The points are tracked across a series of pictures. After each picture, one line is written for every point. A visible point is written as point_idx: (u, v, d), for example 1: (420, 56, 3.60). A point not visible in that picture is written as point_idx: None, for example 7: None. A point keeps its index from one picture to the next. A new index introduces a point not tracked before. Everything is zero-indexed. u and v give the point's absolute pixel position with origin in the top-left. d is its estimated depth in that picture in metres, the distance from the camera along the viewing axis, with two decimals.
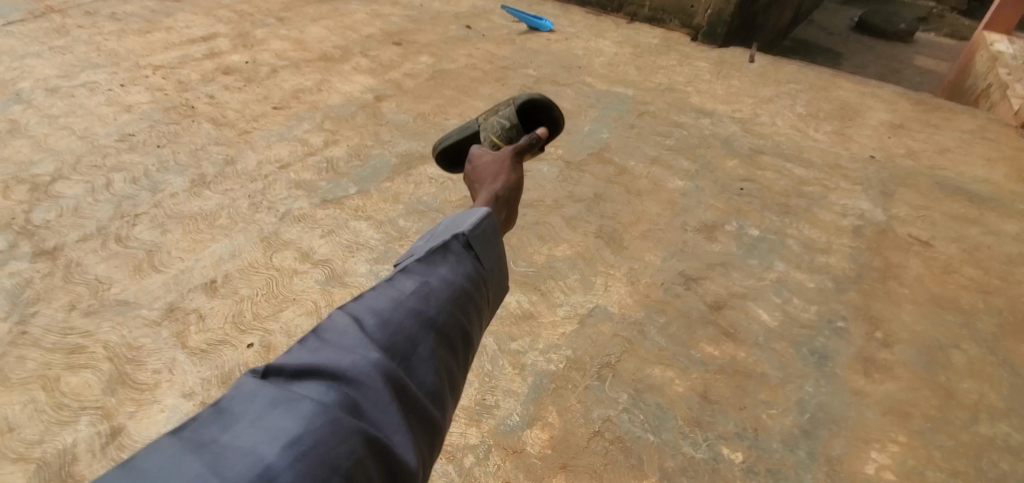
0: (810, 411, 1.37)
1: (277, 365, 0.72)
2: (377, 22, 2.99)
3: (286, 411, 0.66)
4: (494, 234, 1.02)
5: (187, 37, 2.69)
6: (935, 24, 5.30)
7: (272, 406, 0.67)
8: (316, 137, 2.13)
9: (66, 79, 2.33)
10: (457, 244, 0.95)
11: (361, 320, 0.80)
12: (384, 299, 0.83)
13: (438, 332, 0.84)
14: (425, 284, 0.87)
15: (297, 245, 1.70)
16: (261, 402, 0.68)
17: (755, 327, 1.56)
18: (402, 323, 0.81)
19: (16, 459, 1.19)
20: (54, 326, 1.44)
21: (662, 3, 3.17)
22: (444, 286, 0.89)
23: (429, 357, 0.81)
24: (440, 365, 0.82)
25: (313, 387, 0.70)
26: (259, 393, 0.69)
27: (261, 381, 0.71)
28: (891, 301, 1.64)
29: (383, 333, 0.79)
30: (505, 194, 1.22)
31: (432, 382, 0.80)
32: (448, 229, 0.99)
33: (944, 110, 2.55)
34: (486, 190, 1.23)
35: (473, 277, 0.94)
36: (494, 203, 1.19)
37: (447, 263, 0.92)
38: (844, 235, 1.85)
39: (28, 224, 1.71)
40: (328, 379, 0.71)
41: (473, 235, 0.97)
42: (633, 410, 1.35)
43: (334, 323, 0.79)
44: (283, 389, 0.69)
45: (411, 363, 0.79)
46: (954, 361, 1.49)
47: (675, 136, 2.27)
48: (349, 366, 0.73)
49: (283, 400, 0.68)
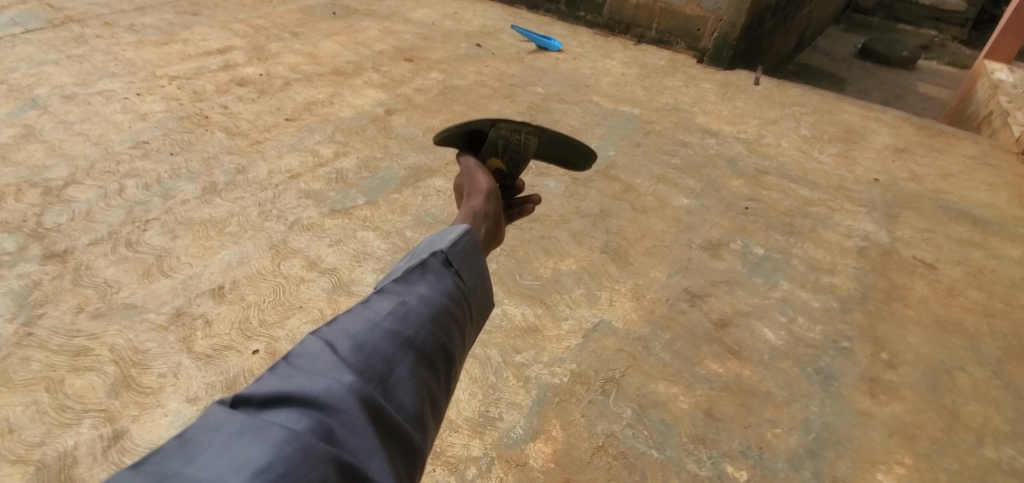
0: (815, 431, 1.36)
1: (245, 395, 0.72)
2: (389, 38, 3.05)
3: (254, 439, 0.65)
4: (474, 251, 1.03)
5: (203, 49, 2.75)
6: (936, 52, 5.38)
7: (240, 434, 0.65)
8: (327, 148, 2.16)
9: (82, 87, 2.37)
10: (435, 261, 0.96)
11: (335, 344, 0.79)
12: (359, 321, 0.83)
13: (417, 352, 0.84)
14: (402, 304, 0.87)
15: (305, 253, 1.72)
16: (228, 431, 0.66)
17: (760, 345, 1.56)
18: (378, 345, 0.81)
19: (15, 460, 1.18)
20: (61, 328, 1.45)
21: (669, 26, 3.24)
22: (422, 304, 0.89)
23: (408, 377, 0.81)
24: (420, 385, 0.82)
25: (285, 416, 0.69)
26: (226, 422, 0.67)
27: (229, 410, 0.70)
28: (896, 323, 1.64)
29: (358, 356, 0.79)
30: (484, 208, 1.22)
31: (412, 404, 0.80)
32: (428, 247, 1.00)
33: (947, 135, 2.57)
34: (466, 206, 1.22)
35: (454, 294, 0.94)
36: (474, 218, 1.18)
37: (425, 281, 0.93)
38: (849, 256, 1.86)
39: (39, 227, 1.73)
40: (299, 406, 0.70)
41: (452, 251, 0.98)
42: (637, 426, 1.35)
43: (307, 349, 0.79)
44: (253, 417, 0.68)
45: (389, 385, 0.79)
46: (960, 384, 1.48)
47: (680, 155, 2.29)
48: (322, 391, 0.72)
49: (252, 427, 0.66)
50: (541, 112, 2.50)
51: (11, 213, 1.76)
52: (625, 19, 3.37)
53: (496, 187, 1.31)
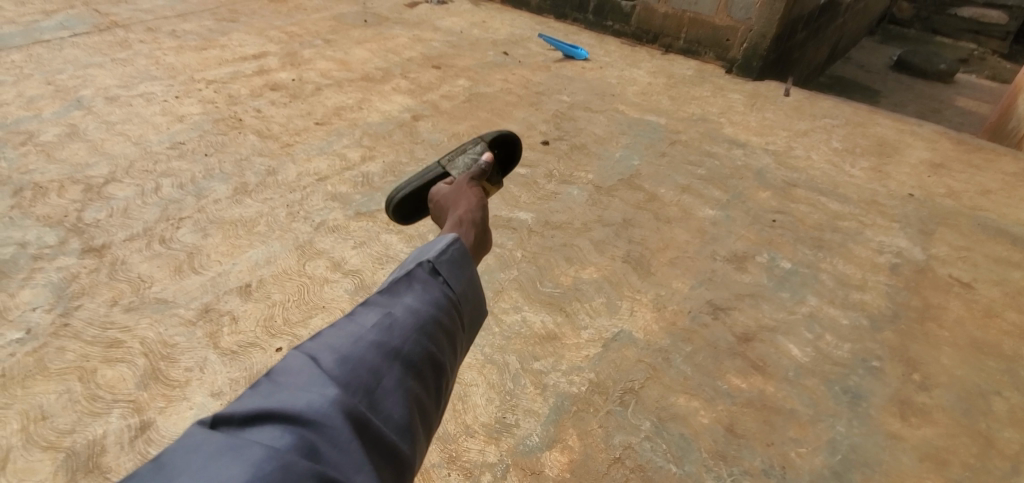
0: (841, 452, 1.32)
1: (226, 413, 0.70)
2: (418, 46, 3.11)
3: (233, 460, 0.63)
4: (463, 259, 1.03)
5: (239, 55, 2.84)
6: (976, 66, 5.21)
7: (219, 454, 0.64)
8: (354, 153, 2.20)
9: (125, 89, 2.47)
10: (421, 271, 0.95)
11: (318, 358, 0.79)
12: (343, 336, 0.83)
13: (404, 362, 0.83)
14: (388, 316, 0.87)
15: (330, 255, 1.75)
16: (206, 451, 0.64)
17: (786, 361, 1.52)
18: (363, 357, 0.80)
19: (46, 447, 1.23)
20: (95, 319, 1.51)
21: (697, 36, 3.21)
22: (409, 314, 0.88)
23: (395, 388, 0.80)
24: (408, 396, 0.81)
25: (266, 433, 0.68)
26: (206, 442, 0.66)
27: (210, 430, 0.68)
28: (930, 343, 1.58)
29: (342, 368, 0.78)
30: (472, 217, 1.26)
31: (400, 414, 0.78)
32: (415, 258, 1.00)
33: (986, 151, 2.48)
34: (453, 217, 1.26)
35: (443, 303, 0.94)
36: (460, 226, 1.22)
37: (412, 292, 0.92)
38: (880, 272, 1.81)
39: (79, 222, 1.80)
40: (281, 422, 0.69)
41: (439, 261, 0.98)
42: (655, 439, 1.32)
43: (290, 364, 0.78)
44: (233, 436, 0.67)
45: (375, 397, 0.78)
46: (996, 409, 1.42)
47: (706, 166, 2.26)
48: (305, 406, 0.71)
49: (231, 447, 0.65)
50: (566, 120, 2.51)
51: (53, 208, 1.84)
52: (653, 28, 3.36)
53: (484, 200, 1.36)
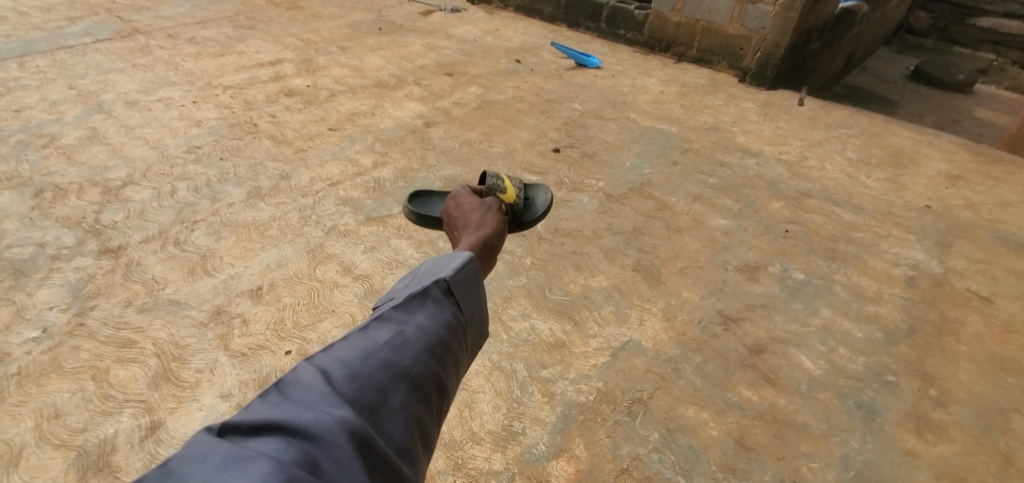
0: (855, 468, 1.29)
1: (233, 422, 0.67)
2: (431, 53, 3.14)
3: (239, 471, 0.59)
4: (476, 281, 1.01)
5: (256, 61, 2.89)
6: (994, 76, 5.16)
7: (223, 467, 0.60)
8: (366, 158, 2.22)
9: (144, 94, 2.53)
10: (437, 289, 0.94)
11: (328, 372, 0.76)
12: (354, 350, 0.80)
13: (411, 383, 0.80)
14: (400, 334, 0.84)
15: (340, 259, 1.76)
16: (211, 464, 0.60)
17: (797, 374, 1.49)
18: (373, 374, 0.77)
19: (59, 445, 1.24)
20: (109, 319, 1.53)
21: (710, 45, 3.21)
22: (420, 334, 0.86)
23: (400, 409, 0.77)
24: (411, 418, 0.78)
25: (272, 445, 0.64)
26: (211, 453, 0.62)
27: (215, 439, 0.64)
28: (947, 359, 1.55)
29: (351, 385, 0.75)
30: (492, 242, 1.27)
31: (402, 437, 0.76)
32: (429, 274, 0.98)
33: (1005, 163, 2.44)
34: (471, 236, 1.26)
35: (452, 325, 0.92)
36: (478, 248, 1.22)
37: (424, 310, 0.90)
38: (896, 285, 1.78)
39: (97, 224, 1.83)
40: (287, 436, 0.65)
41: (454, 280, 0.96)
42: (663, 450, 1.31)
43: (299, 376, 0.75)
44: (239, 447, 0.63)
45: (380, 417, 0.75)
46: (1015, 427, 1.39)
47: (719, 175, 2.25)
48: (312, 421, 0.67)
49: (236, 460, 0.61)
50: (577, 128, 2.51)
51: (72, 209, 1.88)
52: (666, 37, 3.36)
53: (503, 222, 1.36)
